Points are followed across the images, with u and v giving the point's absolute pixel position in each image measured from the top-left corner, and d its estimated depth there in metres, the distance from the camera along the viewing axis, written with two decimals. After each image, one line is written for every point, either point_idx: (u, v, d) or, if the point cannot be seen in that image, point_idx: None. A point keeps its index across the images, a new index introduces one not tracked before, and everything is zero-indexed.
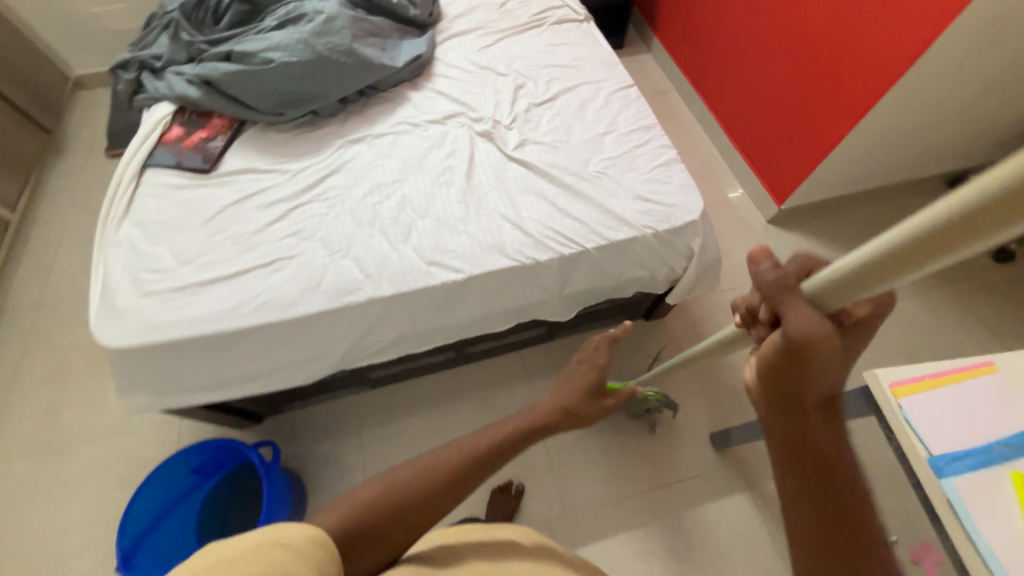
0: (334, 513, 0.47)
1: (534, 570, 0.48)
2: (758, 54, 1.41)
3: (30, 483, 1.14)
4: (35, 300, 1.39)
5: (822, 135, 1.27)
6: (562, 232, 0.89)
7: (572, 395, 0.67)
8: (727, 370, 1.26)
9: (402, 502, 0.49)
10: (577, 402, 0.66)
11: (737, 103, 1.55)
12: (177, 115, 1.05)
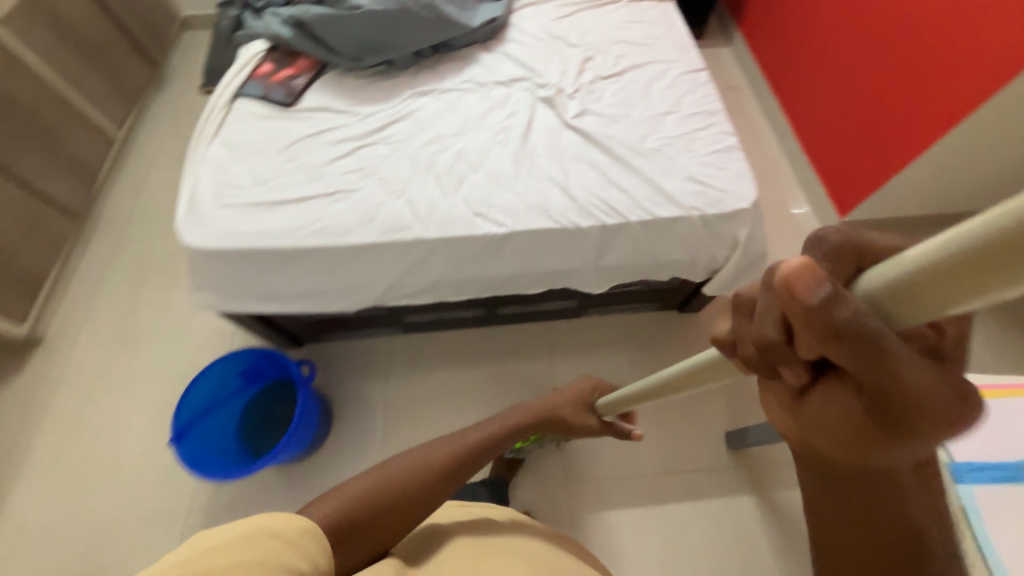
0: (330, 503, 0.49)
1: (514, 541, 0.54)
2: (844, 54, 1.33)
3: (106, 364, 1.30)
4: (129, 209, 1.56)
5: (902, 145, 1.19)
6: (609, 202, 0.90)
7: (554, 399, 0.80)
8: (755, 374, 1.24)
9: (395, 492, 0.53)
10: (557, 409, 0.78)
11: (814, 105, 1.47)
12: (269, 53, 1.14)
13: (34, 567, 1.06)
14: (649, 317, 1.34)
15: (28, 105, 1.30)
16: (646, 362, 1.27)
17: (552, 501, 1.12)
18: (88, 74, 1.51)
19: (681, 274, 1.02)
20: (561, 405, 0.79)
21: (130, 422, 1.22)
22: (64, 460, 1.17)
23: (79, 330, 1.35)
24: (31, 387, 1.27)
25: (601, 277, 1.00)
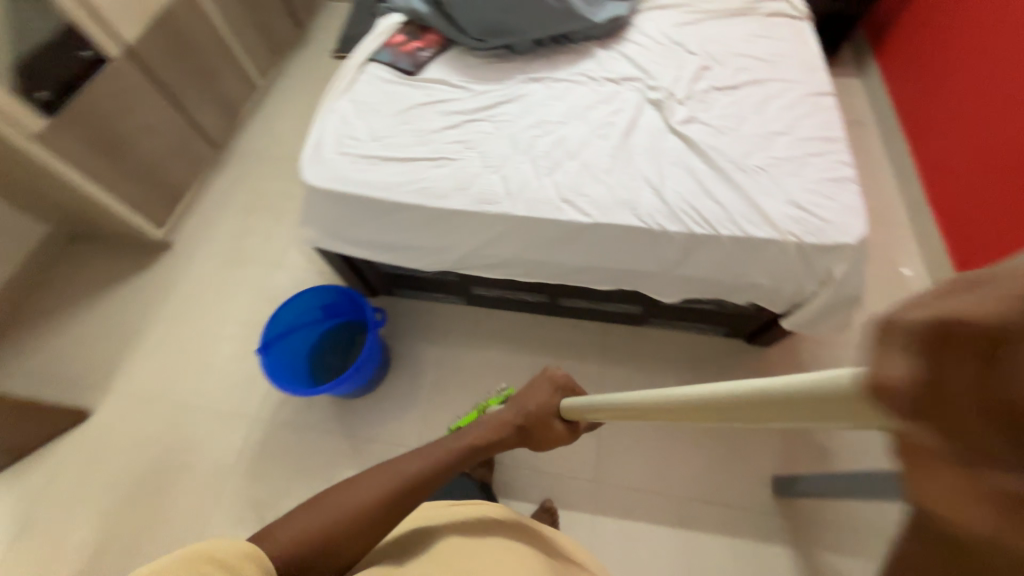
0: (284, 533, 0.54)
1: (495, 545, 0.56)
2: (995, 100, 1.19)
3: (215, 277, 1.50)
4: (256, 149, 1.77)
5: None
6: (700, 211, 0.89)
7: (522, 412, 0.69)
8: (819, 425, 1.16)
9: (342, 523, 0.55)
10: (527, 416, 0.69)
11: (950, 153, 1.33)
12: (404, 25, 1.24)
13: (130, 430, 1.25)
14: (712, 341, 1.29)
15: (200, 45, 1.52)
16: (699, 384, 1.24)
17: (577, 497, 1.12)
18: (249, 27, 1.73)
19: (760, 301, 0.98)
20: (530, 410, 0.69)
21: (224, 330, 1.39)
22: (169, 348, 1.37)
23: (199, 243, 1.56)
24: (155, 282, 1.49)
25: (674, 285, 0.99)
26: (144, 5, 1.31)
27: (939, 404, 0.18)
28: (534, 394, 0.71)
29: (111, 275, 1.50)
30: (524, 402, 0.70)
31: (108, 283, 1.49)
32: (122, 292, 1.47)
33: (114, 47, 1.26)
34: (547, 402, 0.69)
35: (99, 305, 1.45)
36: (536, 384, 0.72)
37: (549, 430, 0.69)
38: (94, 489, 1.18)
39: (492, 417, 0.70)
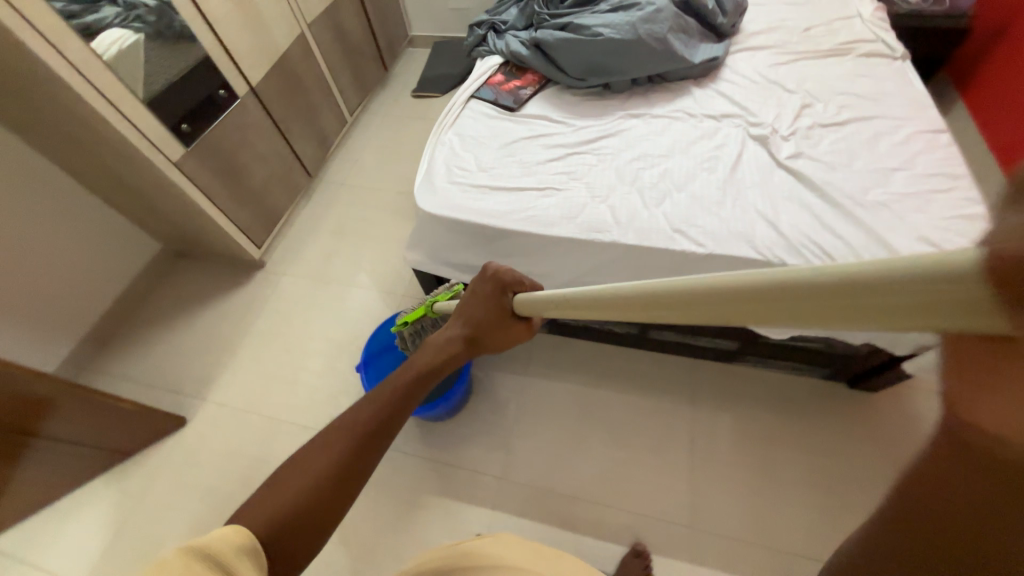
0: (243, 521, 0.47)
1: None
2: None
3: (304, 296, 1.57)
4: (342, 178, 1.90)
5: None
6: (822, 246, 0.87)
7: (472, 320, 0.66)
8: None
9: (301, 488, 0.49)
10: (475, 322, 0.66)
11: None
12: (503, 66, 1.32)
13: (223, 441, 1.29)
14: (806, 381, 1.23)
15: (307, 85, 1.67)
16: (796, 426, 1.17)
17: (672, 542, 1.06)
18: (346, 69, 1.90)
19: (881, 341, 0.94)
20: (477, 319, 0.66)
21: (311, 346, 1.45)
22: (260, 362, 1.43)
23: (290, 264, 1.65)
24: (250, 299, 1.57)
25: None
26: (268, 51, 1.46)
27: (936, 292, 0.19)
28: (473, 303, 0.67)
29: (209, 291, 1.60)
30: (468, 315, 0.67)
31: (207, 298, 1.58)
32: (219, 307, 1.56)
33: (243, 86, 1.39)
34: (491, 306, 0.66)
35: (197, 318, 1.54)
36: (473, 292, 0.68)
37: (498, 332, 0.67)
38: (187, 497, 1.21)
39: (440, 336, 0.66)
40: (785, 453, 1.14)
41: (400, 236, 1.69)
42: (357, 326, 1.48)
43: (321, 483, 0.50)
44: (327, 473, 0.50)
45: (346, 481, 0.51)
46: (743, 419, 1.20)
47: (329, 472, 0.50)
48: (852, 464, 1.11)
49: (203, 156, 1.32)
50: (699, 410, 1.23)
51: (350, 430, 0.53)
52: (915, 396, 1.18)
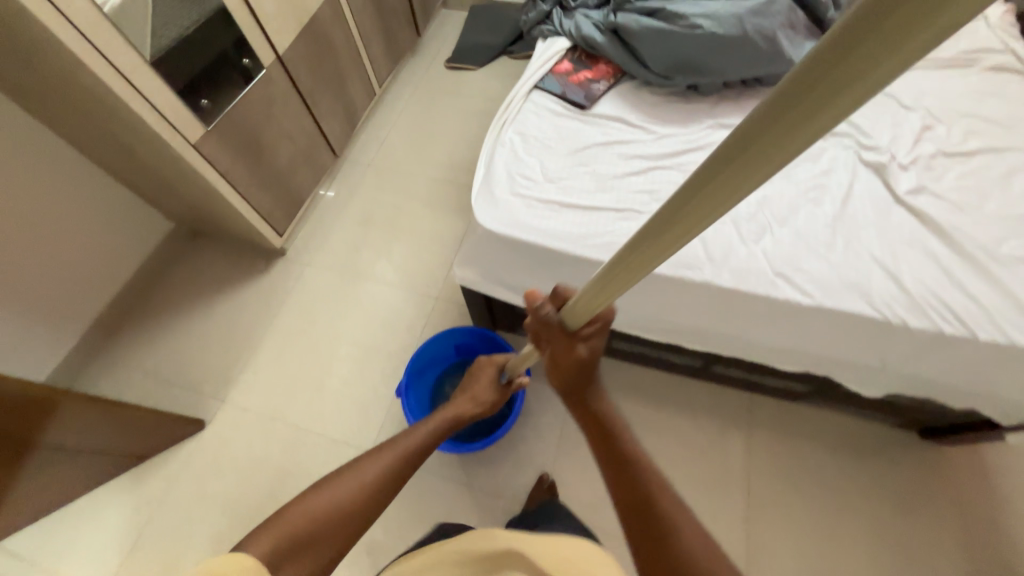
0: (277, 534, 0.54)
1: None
2: None
3: (329, 291, 1.46)
4: (369, 159, 1.74)
5: None
6: (951, 307, 0.76)
7: (477, 389, 0.88)
8: (1012, 550, 1.00)
9: (335, 515, 0.58)
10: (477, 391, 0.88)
11: None
12: (570, 52, 1.15)
13: (245, 449, 1.22)
14: (873, 428, 1.15)
15: (337, 53, 1.48)
16: (861, 478, 1.10)
17: None
18: (377, 34, 1.70)
19: (991, 410, 0.85)
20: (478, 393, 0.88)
21: (338, 349, 1.35)
22: (283, 363, 1.33)
23: (313, 254, 1.53)
24: (270, 291, 1.46)
25: (885, 379, 0.86)
26: (298, 13, 1.27)
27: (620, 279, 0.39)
28: (484, 373, 0.90)
29: (226, 279, 1.48)
30: (477, 387, 0.88)
31: (225, 286, 1.47)
32: (238, 297, 1.45)
33: (269, 55, 1.22)
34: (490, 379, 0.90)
35: (215, 309, 1.44)
36: (479, 368, 0.91)
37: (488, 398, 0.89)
38: (210, 506, 1.15)
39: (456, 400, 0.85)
40: (849, 508, 1.07)
41: (434, 230, 1.56)
42: (388, 330, 1.38)
43: (357, 505, 0.60)
44: (367, 498, 0.61)
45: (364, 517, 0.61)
46: (803, 466, 1.12)
47: (367, 498, 0.61)
48: (918, 521, 1.05)
49: (225, 137, 1.17)
50: (756, 450, 1.15)
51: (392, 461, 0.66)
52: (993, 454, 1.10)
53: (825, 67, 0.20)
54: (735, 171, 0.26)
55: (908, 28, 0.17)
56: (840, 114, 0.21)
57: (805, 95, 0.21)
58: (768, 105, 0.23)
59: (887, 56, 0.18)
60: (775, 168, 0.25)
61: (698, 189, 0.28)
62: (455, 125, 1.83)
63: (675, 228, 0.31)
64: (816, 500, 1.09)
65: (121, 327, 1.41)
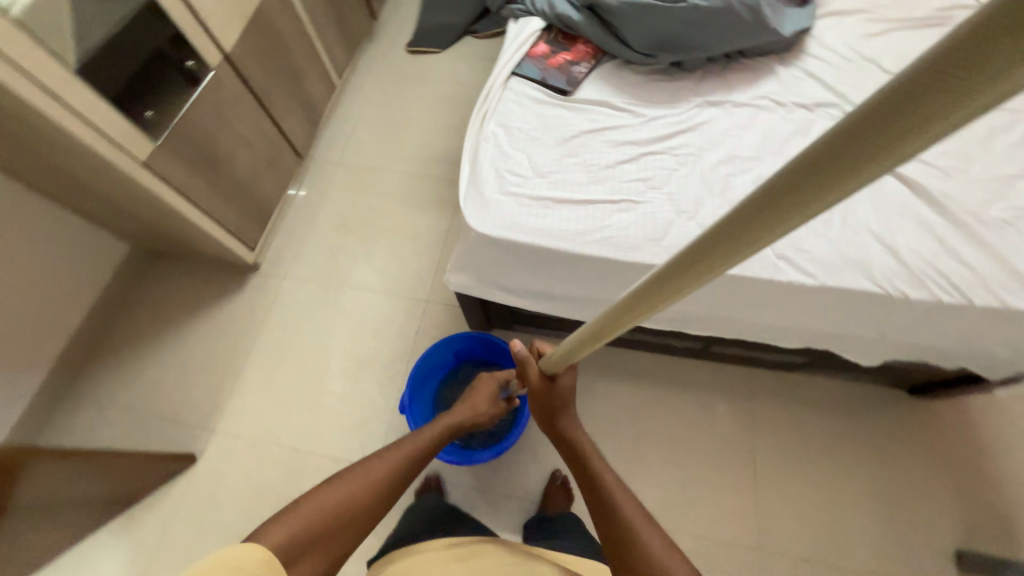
0: (289, 525, 0.56)
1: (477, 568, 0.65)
2: None
3: (311, 303, 1.39)
4: (337, 157, 1.64)
5: None
6: (948, 275, 0.77)
7: (479, 402, 0.86)
8: (998, 491, 1.07)
9: (343, 511, 0.60)
10: (478, 403, 0.86)
11: None
12: (545, 33, 1.09)
13: (244, 478, 1.17)
14: (865, 389, 1.19)
15: (291, 46, 1.36)
16: (858, 438, 1.14)
17: (740, 565, 1.04)
18: (330, 21, 1.57)
19: (982, 368, 0.88)
20: (479, 405, 0.86)
21: (330, 364, 1.29)
22: (273, 384, 1.27)
23: (290, 265, 1.45)
24: (249, 309, 1.38)
25: (884, 348, 0.88)
26: (242, 4, 1.15)
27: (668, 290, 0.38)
28: (485, 385, 0.89)
29: (198, 300, 1.39)
30: (477, 397, 0.86)
31: (198, 308, 1.38)
32: (215, 320, 1.36)
33: (216, 54, 1.11)
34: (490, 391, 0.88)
35: (190, 333, 1.35)
36: (479, 381, 0.90)
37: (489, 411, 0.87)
38: (214, 542, 1.11)
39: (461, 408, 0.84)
40: (849, 468, 1.12)
41: (415, 229, 1.49)
42: (379, 339, 1.33)
43: (360, 506, 0.61)
44: (369, 500, 0.63)
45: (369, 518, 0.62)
46: (803, 433, 1.16)
47: (369, 499, 0.62)
48: (913, 475, 1.10)
49: (178, 151, 1.07)
50: (759, 422, 1.17)
51: (394, 463, 0.67)
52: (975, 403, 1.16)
53: (893, 105, 0.18)
54: (789, 205, 0.24)
55: (989, 76, 0.15)
56: (913, 149, 0.19)
57: (873, 133, 0.19)
58: (828, 137, 0.21)
59: (965, 99, 0.16)
60: (838, 197, 0.23)
61: (751, 216, 0.27)
62: (424, 113, 1.73)
63: (724, 252, 0.30)
64: (818, 464, 1.13)
65: (91, 363, 1.31)
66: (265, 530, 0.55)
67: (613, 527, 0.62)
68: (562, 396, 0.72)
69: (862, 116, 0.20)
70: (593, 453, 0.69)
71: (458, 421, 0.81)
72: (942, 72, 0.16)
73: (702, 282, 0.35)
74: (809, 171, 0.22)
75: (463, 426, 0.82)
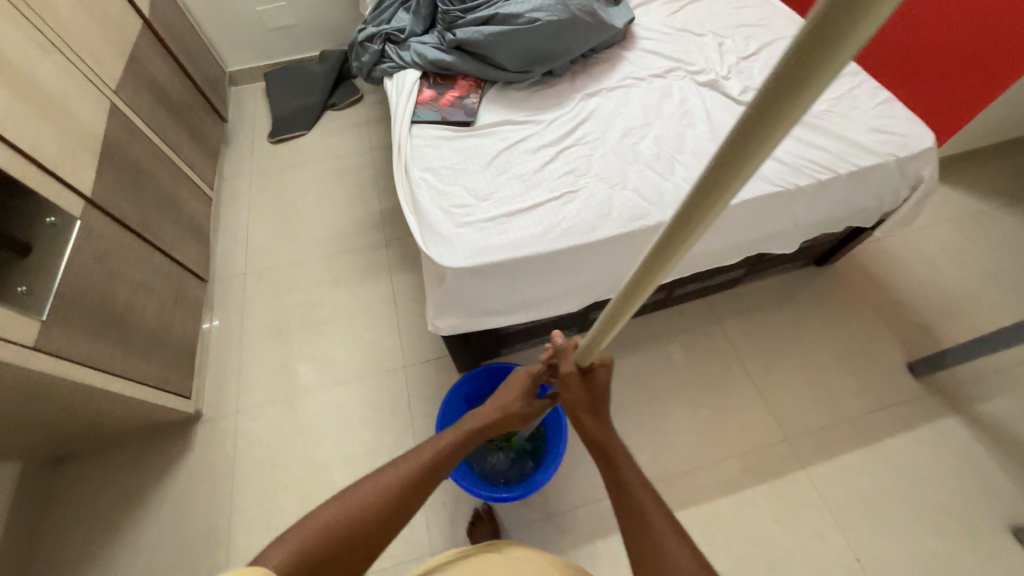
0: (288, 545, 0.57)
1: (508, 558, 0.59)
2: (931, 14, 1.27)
3: (282, 424, 1.26)
4: (244, 269, 1.52)
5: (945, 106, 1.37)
6: (816, 160, 0.98)
7: (511, 400, 0.83)
8: (907, 309, 1.35)
9: (346, 526, 0.60)
10: (507, 405, 0.83)
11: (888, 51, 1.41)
12: (423, 80, 1.16)
13: None
14: (789, 277, 1.43)
15: (153, 172, 1.25)
16: (805, 316, 1.36)
17: (782, 461, 1.15)
18: (183, 136, 1.47)
19: (861, 220, 1.12)
20: (507, 406, 0.83)
21: (332, 476, 1.18)
22: (278, 527, 1.13)
23: (239, 397, 1.30)
24: (213, 462, 1.22)
25: (798, 232, 1.08)
26: (87, 142, 1.03)
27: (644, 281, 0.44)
28: (516, 384, 0.85)
29: (146, 481, 1.20)
30: (505, 398, 0.83)
31: (146, 493, 1.19)
32: (173, 493, 1.19)
33: (76, 202, 0.97)
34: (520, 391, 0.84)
35: (152, 522, 1.16)
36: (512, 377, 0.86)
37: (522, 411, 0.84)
38: None
39: (486, 408, 0.82)
40: (810, 341, 1.32)
41: (360, 304, 1.43)
42: (374, 425, 1.24)
43: (365, 522, 0.62)
44: (374, 518, 0.63)
45: (375, 536, 0.62)
46: (767, 331, 1.34)
47: (373, 519, 0.62)
48: (852, 324, 1.34)
49: (70, 319, 0.91)
50: (733, 338, 1.33)
51: (400, 474, 0.67)
52: (860, 253, 1.46)
53: (774, 93, 0.24)
54: (714, 191, 0.30)
55: (825, 58, 0.21)
56: (786, 131, 0.25)
57: (767, 118, 0.25)
58: (736, 130, 0.27)
59: (816, 83, 0.22)
60: (749, 176, 0.29)
61: (696, 203, 0.32)
62: (318, 195, 1.69)
63: (688, 232, 0.35)
64: (789, 349, 1.31)
65: None
66: (270, 549, 0.56)
67: (636, 529, 0.61)
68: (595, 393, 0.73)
69: (759, 105, 0.25)
70: (623, 458, 0.69)
71: (481, 427, 0.79)
72: (805, 56, 0.22)
73: (674, 264, 0.40)
74: (734, 156, 0.28)
75: (484, 430, 0.80)
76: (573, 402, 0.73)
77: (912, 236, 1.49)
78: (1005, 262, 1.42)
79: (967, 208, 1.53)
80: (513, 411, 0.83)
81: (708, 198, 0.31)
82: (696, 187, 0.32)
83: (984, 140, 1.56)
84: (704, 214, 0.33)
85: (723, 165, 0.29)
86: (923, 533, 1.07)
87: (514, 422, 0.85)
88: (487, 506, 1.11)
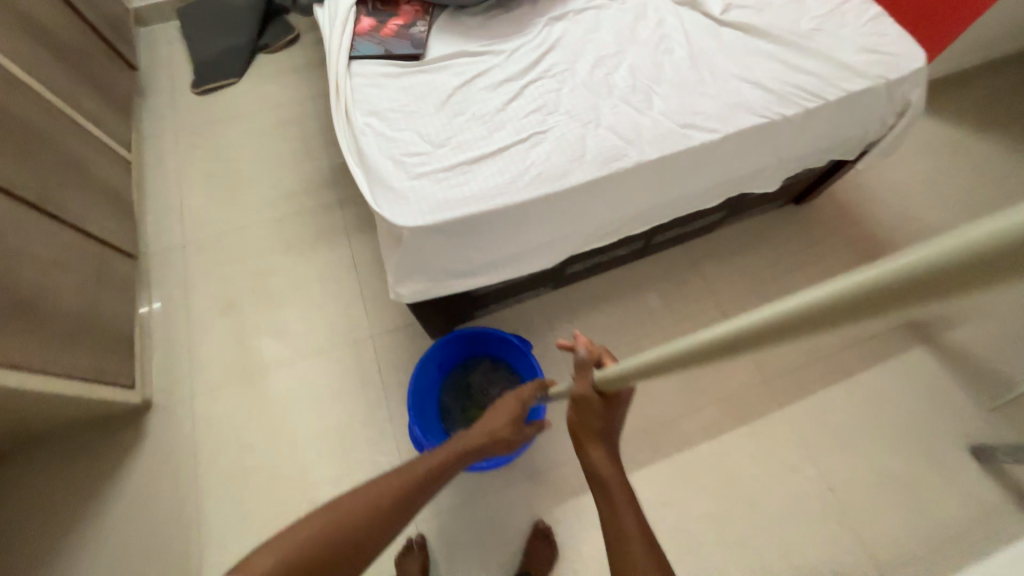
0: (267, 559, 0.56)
1: None
2: None
3: (244, 405, 1.17)
4: (181, 240, 1.36)
5: None
6: (805, 86, 0.89)
7: (503, 424, 0.76)
8: (881, 243, 1.34)
9: (322, 548, 0.58)
10: (499, 429, 0.75)
11: None
12: (360, 6, 0.98)
13: None
14: (767, 217, 1.39)
15: (47, 132, 1.05)
16: (783, 258, 1.33)
17: (761, 402, 1.16)
18: (82, 88, 1.24)
19: (846, 152, 1.06)
20: (497, 430, 0.75)
21: (304, 456, 1.12)
22: (252, 511, 1.08)
23: (192, 380, 1.20)
24: (170, 451, 1.14)
25: (781, 169, 1.01)
26: None
27: (723, 347, 0.41)
28: (508, 407, 0.77)
29: (97, 478, 1.11)
30: (495, 421, 0.76)
31: (100, 490, 1.10)
32: (131, 488, 1.11)
33: None
34: (513, 414, 0.76)
35: (111, 517, 1.08)
36: (505, 400, 0.79)
37: (511, 437, 0.76)
38: None
39: (478, 431, 0.75)
40: (787, 281, 1.30)
41: (317, 273, 1.31)
42: (345, 400, 1.17)
43: (337, 549, 0.59)
44: (350, 543, 0.60)
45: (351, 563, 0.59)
46: (746, 274, 1.31)
47: (352, 542, 0.60)
48: (829, 261, 1.33)
49: None
50: (712, 283, 1.30)
51: (375, 500, 0.63)
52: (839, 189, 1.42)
53: (977, 260, 0.23)
54: (919, 292, 0.26)
55: None
56: None
57: (895, 295, 0.27)
58: (996, 241, 0.23)
59: None
60: (972, 286, 0.25)
61: (878, 296, 0.28)
62: (257, 153, 1.50)
63: (834, 316, 0.31)
64: (767, 290, 1.29)
65: None
66: (250, 563, 0.56)
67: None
68: (606, 420, 0.72)
69: (891, 280, 0.27)
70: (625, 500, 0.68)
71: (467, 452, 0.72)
72: None
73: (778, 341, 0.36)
74: (846, 308, 0.30)
75: (470, 455, 0.73)
76: (583, 425, 0.73)
77: (888, 168, 1.45)
78: (975, 190, 1.41)
79: (946, 135, 1.49)
80: (503, 437, 0.75)
81: (894, 298, 0.28)
82: (882, 282, 0.28)
83: (961, 62, 1.51)
84: (874, 309, 0.29)
85: (958, 275, 0.24)
86: (891, 458, 1.11)
87: (502, 448, 0.77)
88: (420, 536, 1.03)
